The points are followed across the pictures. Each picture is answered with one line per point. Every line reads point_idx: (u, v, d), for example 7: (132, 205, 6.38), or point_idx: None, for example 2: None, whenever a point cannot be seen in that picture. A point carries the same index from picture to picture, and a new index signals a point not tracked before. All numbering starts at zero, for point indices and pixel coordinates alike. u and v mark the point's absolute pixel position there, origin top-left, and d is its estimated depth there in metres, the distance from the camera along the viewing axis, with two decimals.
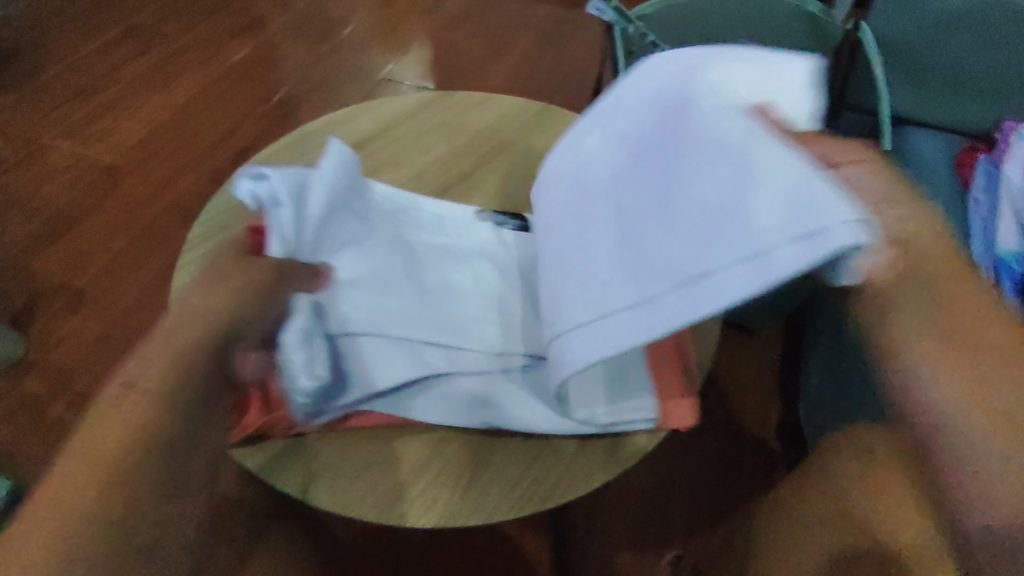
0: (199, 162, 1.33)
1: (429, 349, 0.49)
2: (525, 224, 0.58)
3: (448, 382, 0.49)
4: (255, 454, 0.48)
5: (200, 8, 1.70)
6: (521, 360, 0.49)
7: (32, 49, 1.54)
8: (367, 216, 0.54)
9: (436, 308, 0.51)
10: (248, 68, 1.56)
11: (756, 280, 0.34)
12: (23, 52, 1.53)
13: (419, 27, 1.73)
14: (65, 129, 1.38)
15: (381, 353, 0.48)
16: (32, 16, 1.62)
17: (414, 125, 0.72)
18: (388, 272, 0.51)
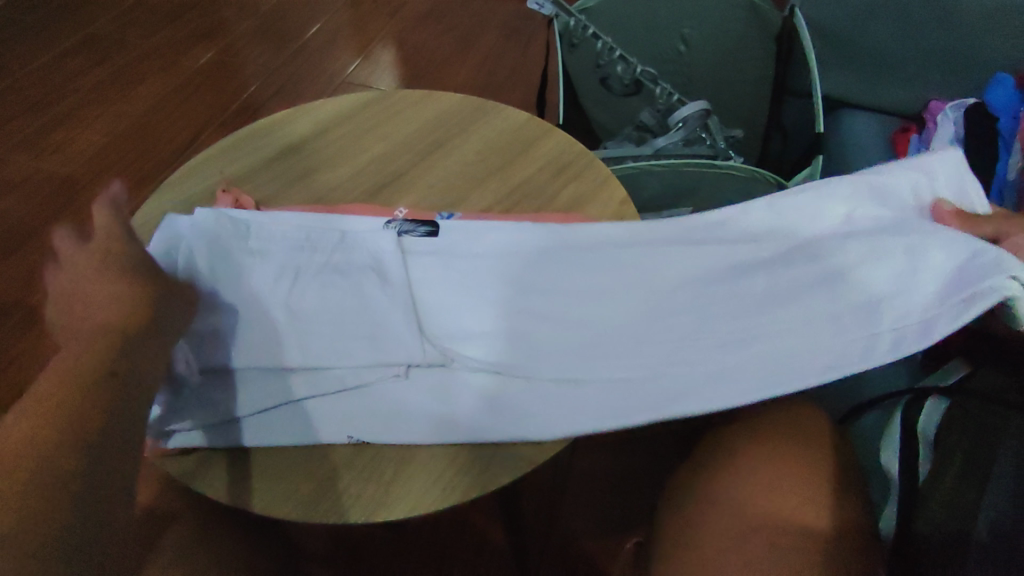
0: (159, 171, 1.32)
1: (294, 373, 0.50)
2: (432, 231, 0.59)
3: (313, 401, 0.50)
4: (181, 460, 0.49)
5: (159, 14, 1.69)
6: (393, 371, 0.50)
7: None
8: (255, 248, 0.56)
9: (308, 329, 0.52)
10: (209, 74, 1.55)
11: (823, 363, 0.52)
12: None
13: (381, 28, 1.72)
14: (21, 141, 1.36)
15: (248, 379, 0.50)
16: None
17: (352, 124, 0.72)
18: (270, 298, 0.53)
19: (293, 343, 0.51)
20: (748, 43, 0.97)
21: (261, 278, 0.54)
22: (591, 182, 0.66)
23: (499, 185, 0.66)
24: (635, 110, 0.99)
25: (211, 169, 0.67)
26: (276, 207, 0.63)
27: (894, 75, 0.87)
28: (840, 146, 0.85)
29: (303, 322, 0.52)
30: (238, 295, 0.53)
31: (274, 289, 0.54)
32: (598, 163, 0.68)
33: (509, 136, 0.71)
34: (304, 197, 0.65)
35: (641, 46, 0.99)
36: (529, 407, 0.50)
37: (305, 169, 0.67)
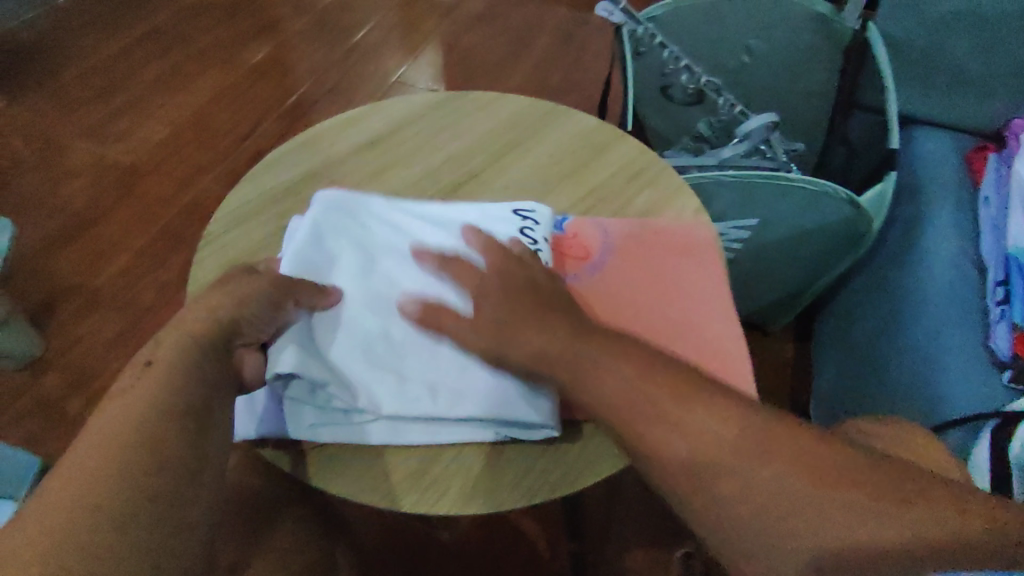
0: (218, 163, 1.35)
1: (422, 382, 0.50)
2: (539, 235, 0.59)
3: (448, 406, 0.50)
4: (288, 459, 0.51)
5: (221, 9, 1.73)
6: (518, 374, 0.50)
7: (54, 50, 1.56)
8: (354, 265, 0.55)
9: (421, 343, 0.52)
10: (266, 70, 1.58)
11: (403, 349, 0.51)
12: (45, 52, 1.55)
13: (433, 29, 1.75)
14: (84, 130, 1.40)
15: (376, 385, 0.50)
16: (53, 17, 1.64)
17: (424, 123, 0.73)
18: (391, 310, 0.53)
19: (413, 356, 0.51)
20: (816, 55, 0.96)
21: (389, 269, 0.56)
22: (664, 189, 0.67)
23: (573, 190, 0.67)
24: (692, 121, 0.99)
25: (291, 161, 0.69)
26: None
27: (964, 92, 0.87)
28: (912, 160, 0.83)
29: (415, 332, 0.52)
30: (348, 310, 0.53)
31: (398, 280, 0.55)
32: (671, 171, 0.68)
33: (580, 140, 0.71)
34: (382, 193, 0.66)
35: (703, 56, 1.00)
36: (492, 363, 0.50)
37: (380, 165, 0.68)
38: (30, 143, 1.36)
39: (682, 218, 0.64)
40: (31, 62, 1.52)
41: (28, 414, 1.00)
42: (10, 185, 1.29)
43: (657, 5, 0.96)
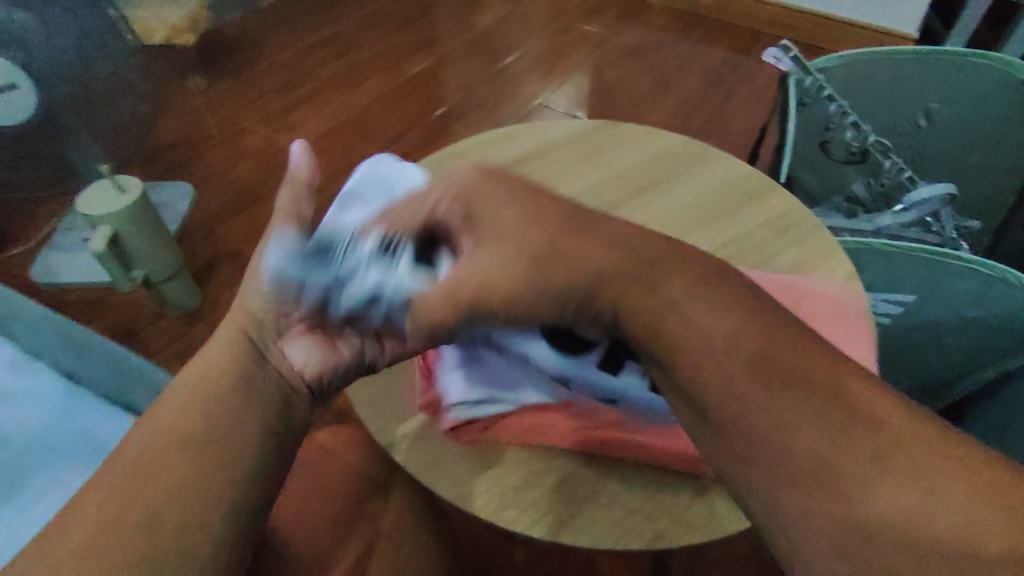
0: (369, 160, 1.46)
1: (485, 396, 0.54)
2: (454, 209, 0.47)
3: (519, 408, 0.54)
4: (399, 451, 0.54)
5: (393, 22, 1.89)
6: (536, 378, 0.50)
7: (251, 45, 1.77)
8: None
9: None
10: (424, 80, 1.70)
11: None
12: (244, 46, 1.76)
13: (584, 59, 1.79)
14: (264, 117, 1.57)
15: None
16: (254, 16, 1.86)
17: (572, 149, 0.74)
18: None
19: None
20: (1010, 128, 0.86)
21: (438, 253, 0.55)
22: (813, 249, 0.63)
23: (715, 235, 0.65)
24: (849, 180, 0.94)
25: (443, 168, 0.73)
26: None
27: None
28: None
29: None
30: None
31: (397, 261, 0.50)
32: (824, 231, 0.65)
33: (728, 186, 0.69)
34: None
35: (871, 113, 0.94)
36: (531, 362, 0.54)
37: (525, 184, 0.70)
38: (219, 123, 1.55)
39: (829, 281, 0.60)
40: (232, 53, 1.74)
41: (180, 358, 1.13)
42: (198, 157, 1.47)
43: (831, 56, 0.91)
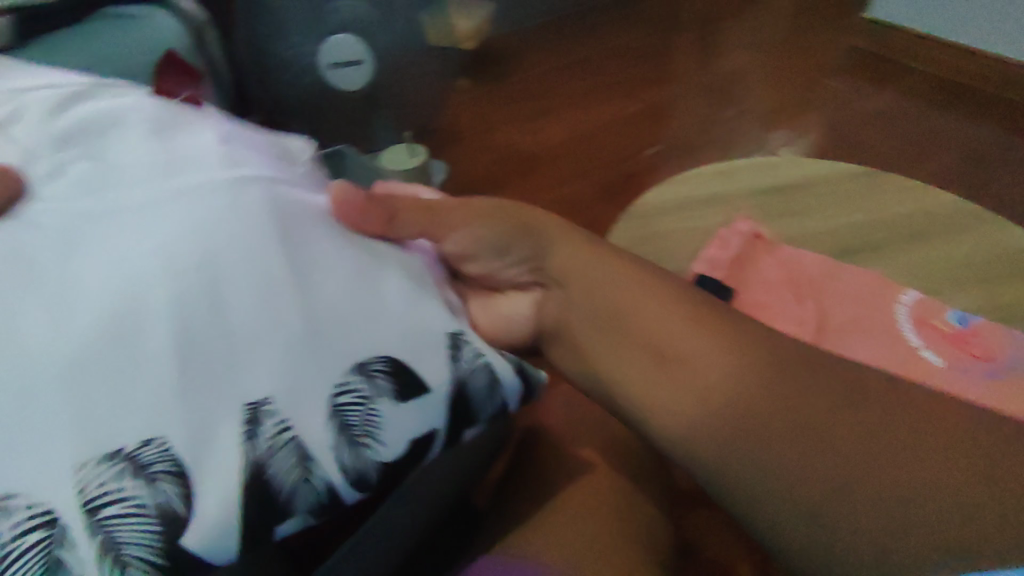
0: (600, 172, 1.54)
1: (316, 357, 0.33)
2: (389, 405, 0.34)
3: (377, 389, 0.34)
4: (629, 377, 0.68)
5: (634, 55, 1.97)
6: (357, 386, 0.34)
7: (505, 56, 1.92)
8: (119, 229, 0.35)
9: (235, 320, 0.33)
10: (657, 112, 1.76)
11: (252, 288, 0.34)
12: (499, 56, 1.91)
13: (822, 117, 1.74)
14: (511, 119, 1.69)
15: (248, 312, 0.33)
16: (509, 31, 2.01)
17: (835, 187, 0.75)
18: (146, 267, 0.33)
19: (240, 326, 0.33)
20: None
21: (122, 176, 0.38)
22: None
23: (989, 295, 0.63)
24: None
25: (701, 182, 0.77)
26: (765, 230, 0.71)
27: None
28: None
29: (218, 315, 0.33)
30: (115, 265, 0.34)
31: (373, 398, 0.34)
32: None
33: (1012, 251, 0.66)
34: (781, 232, 0.71)
35: None
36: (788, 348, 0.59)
37: (783, 210, 0.73)
38: (470, 117, 1.69)
39: None
40: (488, 60, 1.89)
41: None
42: (451, 142, 1.60)
43: None
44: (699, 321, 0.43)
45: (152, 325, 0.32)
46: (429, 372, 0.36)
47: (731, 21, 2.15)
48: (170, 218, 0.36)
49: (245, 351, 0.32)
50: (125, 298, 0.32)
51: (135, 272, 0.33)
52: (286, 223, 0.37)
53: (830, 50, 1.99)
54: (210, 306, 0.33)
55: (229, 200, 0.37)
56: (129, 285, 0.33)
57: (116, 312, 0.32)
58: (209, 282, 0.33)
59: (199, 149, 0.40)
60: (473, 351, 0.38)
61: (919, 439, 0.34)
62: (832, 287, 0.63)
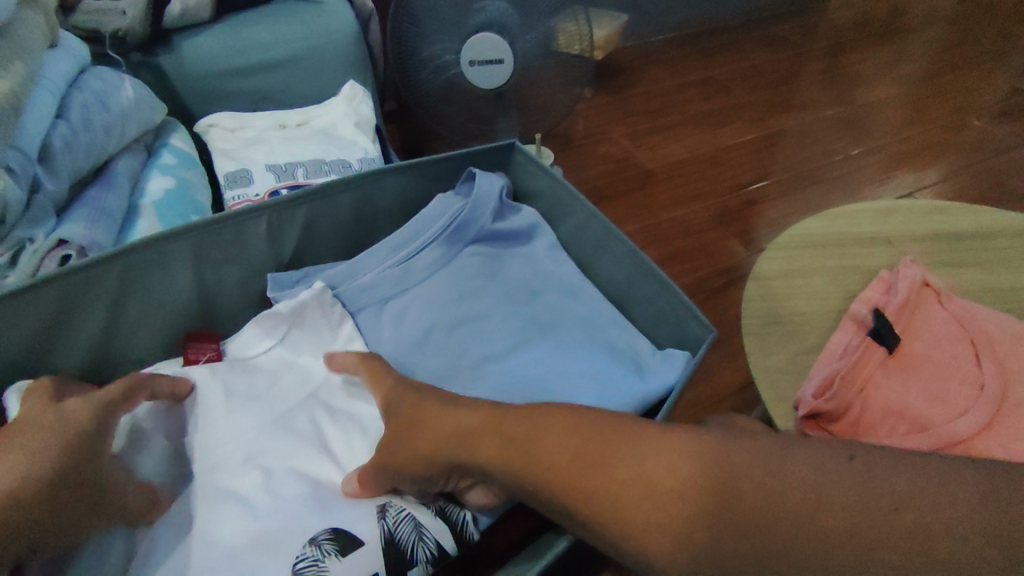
0: (719, 196, 1.48)
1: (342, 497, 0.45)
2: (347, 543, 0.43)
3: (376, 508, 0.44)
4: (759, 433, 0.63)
5: (765, 79, 1.87)
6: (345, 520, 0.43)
7: (628, 68, 1.87)
8: (214, 420, 0.48)
9: (302, 474, 0.46)
10: (785, 138, 1.66)
11: (307, 456, 0.47)
12: (621, 67, 1.87)
13: (974, 162, 1.60)
14: (629, 132, 1.65)
15: (304, 467, 0.47)
16: (634, 42, 1.96)
17: (1019, 243, 0.68)
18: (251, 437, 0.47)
19: (299, 477, 0.46)
20: None
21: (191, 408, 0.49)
22: None
23: None
24: None
25: (860, 220, 0.71)
26: (936, 280, 0.64)
27: None
28: None
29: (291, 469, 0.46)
30: (230, 439, 0.47)
31: (332, 555, 0.42)
32: None
33: None
34: (953, 284, 0.65)
35: None
36: (965, 421, 0.52)
37: (953, 260, 0.67)
38: (587, 125, 1.66)
39: None
40: (610, 70, 1.85)
41: None
42: (566, 150, 1.57)
43: None
44: (608, 447, 0.35)
45: (250, 481, 0.45)
46: (361, 531, 0.43)
47: (869, 52, 2.01)
48: (243, 424, 0.48)
49: (302, 491, 0.45)
50: (235, 462, 0.46)
51: (232, 454, 0.47)
52: (315, 421, 0.50)
53: (977, 95, 1.83)
54: (286, 466, 0.46)
55: (257, 422, 0.49)
56: (236, 454, 0.47)
57: (234, 466, 0.46)
58: (289, 446, 0.48)
59: (196, 402, 0.48)
60: (398, 507, 0.44)
61: (875, 504, 0.31)
62: (1018, 355, 0.56)
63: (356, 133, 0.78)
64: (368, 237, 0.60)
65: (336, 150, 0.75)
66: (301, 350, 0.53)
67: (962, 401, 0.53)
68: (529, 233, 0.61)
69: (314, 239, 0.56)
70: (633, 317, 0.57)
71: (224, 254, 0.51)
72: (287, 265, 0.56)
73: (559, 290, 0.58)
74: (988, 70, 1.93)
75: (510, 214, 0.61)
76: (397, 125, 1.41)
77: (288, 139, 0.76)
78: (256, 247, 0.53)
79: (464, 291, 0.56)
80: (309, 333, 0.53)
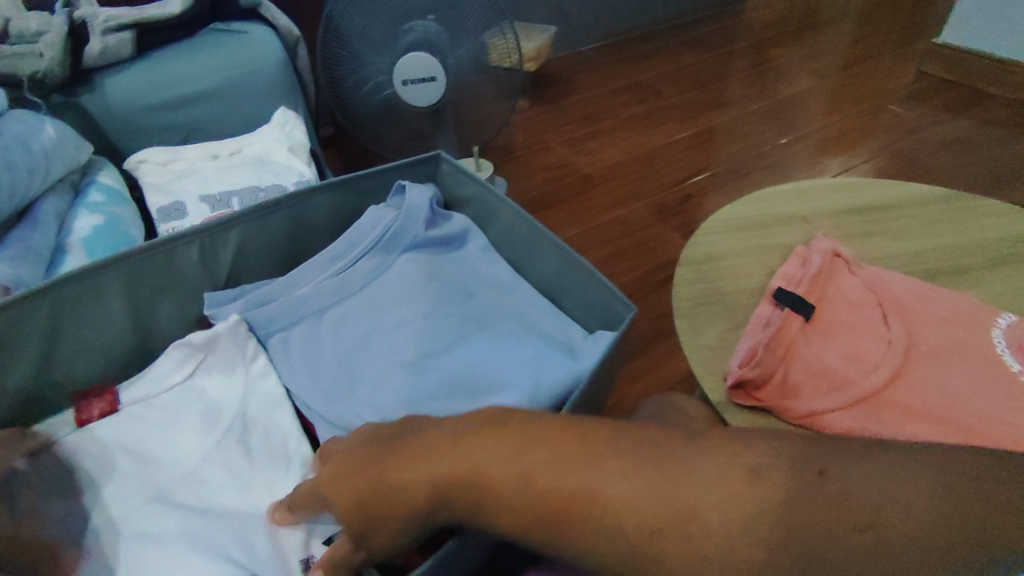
0: (656, 193, 1.54)
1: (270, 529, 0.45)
2: None
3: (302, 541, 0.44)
4: None
5: (692, 80, 1.96)
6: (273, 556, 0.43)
7: (562, 78, 1.93)
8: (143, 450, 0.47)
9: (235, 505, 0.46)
10: (715, 134, 1.75)
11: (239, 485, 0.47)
12: (555, 78, 1.93)
13: (889, 143, 1.71)
14: (567, 139, 1.70)
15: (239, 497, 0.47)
16: (566, 53, 2.03)
17: (920, 211, 0.74)
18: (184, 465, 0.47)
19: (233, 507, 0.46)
20: None
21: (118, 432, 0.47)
22: None
23: None
24: None
25: (777, 202, 0.76)
26: (847, 250, 0.69)
27: None
28: None
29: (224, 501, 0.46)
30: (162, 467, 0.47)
31: None
32: None
33: None
34: (865, 254, 0.70)
35: None
36: (875, 375, 0.56)
37: (862, 231, 0.72)
38: (526, 136, 1.70)
39: None
40: (544, 83, 1.91)
41: None
42: (506, 161, 1.61)
43: None
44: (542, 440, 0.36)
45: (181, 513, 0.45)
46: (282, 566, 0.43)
47: (786, 48, 2.13)
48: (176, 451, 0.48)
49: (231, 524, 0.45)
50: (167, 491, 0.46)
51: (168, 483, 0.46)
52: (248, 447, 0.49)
53: (886, 82, 1.95)
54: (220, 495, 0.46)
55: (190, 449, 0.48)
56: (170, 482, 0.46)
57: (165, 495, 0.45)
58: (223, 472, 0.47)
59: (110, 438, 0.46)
60: None
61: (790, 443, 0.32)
62: (921, 311, 0.61)
63: (290, 156, 0.79)
64: (302, 254, 0.61)
65: (270, 174, 0.76)
66: (212, 378, 0.52)
67: (874, 358, 0.58)
68: (462, 238, 0.63)
69: (249, 259, 0.57)
70: (565, 306, 0.60)
71: (160, 281, 0.52)
72: (223, 285, 0.57)
73: (494, 287, 0.60)
74: (894, 57, 2.07)
75: (443, 220, 0.63)
76: (337, 149, 1.41)
77: (221, 168, 0.76)
78: (190, 272, 0.54)
79: (396, 300, 0.57)
80: (222, 362, 0.52)
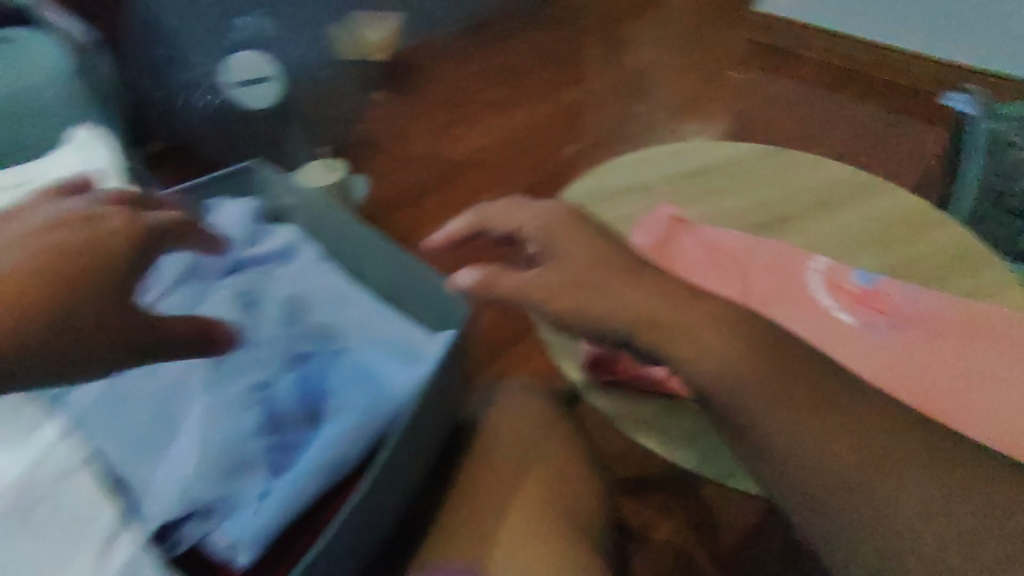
0: (524, 174, 1.55)
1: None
2: None
3: None
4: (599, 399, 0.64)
5: (548, 58, 1.99)
6: None
7: (419, 66, 1.89)
8: None
9: None
10: (574, 109, 1.79)
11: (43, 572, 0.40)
12: (412, 66, 1.88)
13: (730, 104, 1.84)
14: (431, 128, 1.67)
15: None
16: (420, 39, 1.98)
17: (745, 169, 0.79)
18: None
19: None
20: None
21: None
22: (985, 280, 0.66)
23: (884, 256, 0.69)
24: None
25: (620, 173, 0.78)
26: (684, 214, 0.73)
27: None
28: None
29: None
30: None
31: None
32: (999, 267, 0.67)
33: (897, 216, 0.72)
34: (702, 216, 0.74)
35: None
36: None
37: (696, 194, 0.76)
38: (389, 128, 1.65)
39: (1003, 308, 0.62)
40: (401, 72, 1.86)
41: None
42: (370, 156, 1.56)
43: None
44: None
45: None
46: None
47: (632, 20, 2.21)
48: None
49: None
50: None
51: None
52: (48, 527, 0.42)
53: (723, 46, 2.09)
54: None
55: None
56: None
57: None
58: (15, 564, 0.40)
59: None
60: None
61: None
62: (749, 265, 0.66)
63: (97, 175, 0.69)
64: None
65: None
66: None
67: None
68: (287, 251, 0.60)
69: None
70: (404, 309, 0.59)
71: None
72: None
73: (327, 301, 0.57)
74: None
75: (265, 236, 0.61)
76: None
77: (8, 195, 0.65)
78: None
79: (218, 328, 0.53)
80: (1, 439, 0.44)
